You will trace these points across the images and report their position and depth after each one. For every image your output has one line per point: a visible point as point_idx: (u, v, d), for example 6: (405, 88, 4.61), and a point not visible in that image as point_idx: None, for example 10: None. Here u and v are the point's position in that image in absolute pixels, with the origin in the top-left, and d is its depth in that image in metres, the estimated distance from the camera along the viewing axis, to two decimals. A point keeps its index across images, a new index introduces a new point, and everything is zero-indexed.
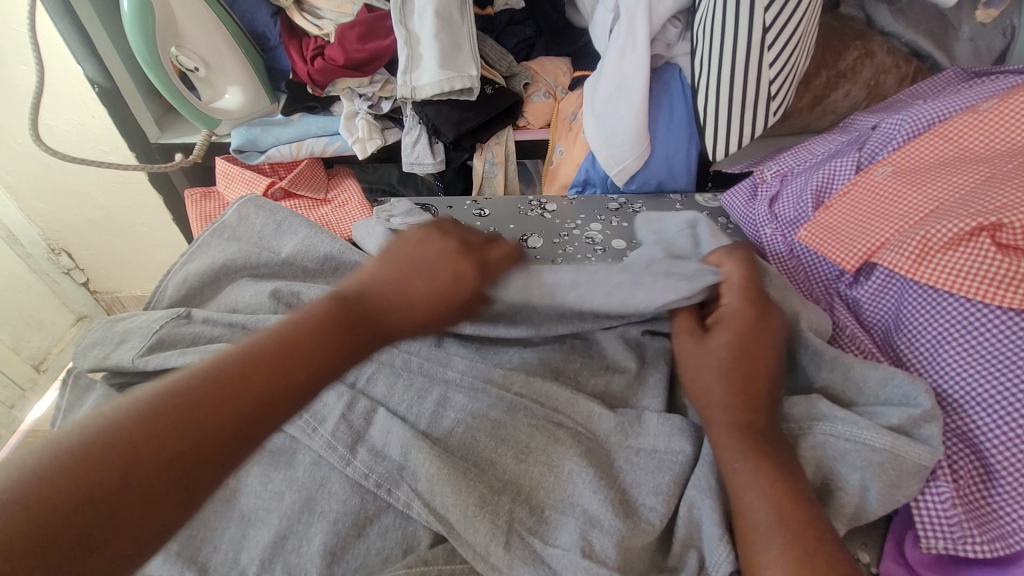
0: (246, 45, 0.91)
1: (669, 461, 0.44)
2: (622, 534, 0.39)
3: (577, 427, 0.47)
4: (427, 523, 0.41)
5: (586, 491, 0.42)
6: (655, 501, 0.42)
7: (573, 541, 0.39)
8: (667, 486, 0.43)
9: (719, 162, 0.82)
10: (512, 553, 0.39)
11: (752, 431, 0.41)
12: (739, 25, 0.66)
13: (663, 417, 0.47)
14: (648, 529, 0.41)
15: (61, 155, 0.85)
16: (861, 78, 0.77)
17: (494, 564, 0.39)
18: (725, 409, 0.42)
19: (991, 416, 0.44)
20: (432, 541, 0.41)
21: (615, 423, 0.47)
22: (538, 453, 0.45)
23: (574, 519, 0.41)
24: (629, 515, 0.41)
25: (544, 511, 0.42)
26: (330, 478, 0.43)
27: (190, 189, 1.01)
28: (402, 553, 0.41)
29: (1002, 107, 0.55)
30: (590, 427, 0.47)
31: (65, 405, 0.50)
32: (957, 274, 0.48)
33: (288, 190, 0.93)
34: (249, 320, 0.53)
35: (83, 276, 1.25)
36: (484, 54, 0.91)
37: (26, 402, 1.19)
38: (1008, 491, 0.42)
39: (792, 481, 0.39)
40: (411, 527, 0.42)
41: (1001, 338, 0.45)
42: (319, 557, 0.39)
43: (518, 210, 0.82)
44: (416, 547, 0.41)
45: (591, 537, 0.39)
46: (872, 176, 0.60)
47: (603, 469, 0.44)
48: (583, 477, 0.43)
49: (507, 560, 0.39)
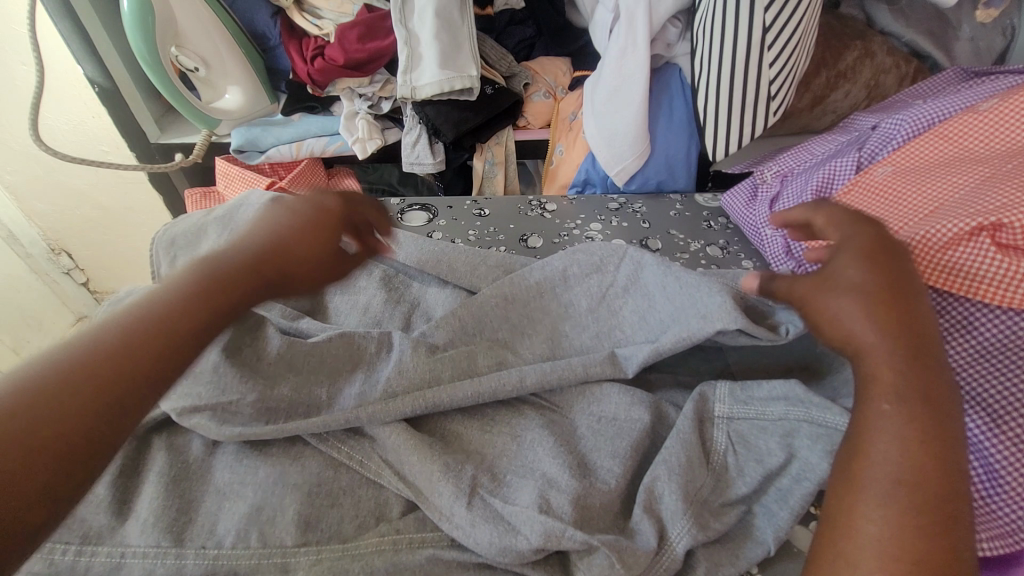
0: (246, 46, 0.91)
1: (629, 427, 0.47)
2: (576, 492, 0.42)
3: (543, 403, 0.50)
4: (398, 492, 0.44)
5: (545, 459, 0.45)
6: (611, 462, 0.45)
7: (531, 499, 0.41)
8: (624, 450, 0.46)
9: (719, 162, 0.82)
10: (474, 512, 0.41)
11: (917, 442, 0.32)
12: (739, 26, 0.66)
13: (624, 387, 0.49)
14: (604, 487, 0.43)
15: (60, 156, 0.84)
16: (860, 78, 0.77)
17: (458, 524, 0.41)
18: (886, 404, 0.34)
19: (990, 416, 0.44)
20: (403, 509, 0.44)
21: (578, 394, 0.50)
22: (502, 424, 0.49)
23: (534, 482, 0.43)
24: (584, 475, 0.44)
25: (503, 475, 0.44)
26: (303, 453, 0.45)
27: (190, 189, 1.00)
28: (375, 521, 0.43)
29: (1002, 107, 0.55)
30: (552, 399, 0.50)
31: None
32: (956, 274, 0.48)
33: (288, 190, 0.94)
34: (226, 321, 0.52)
35: (83, 276, 1.22)
36: (484, 54, 0.91)
37: None
38: (1005, 492, 0.42)
39: (934, 514, 0.30)
40: (383, 497, 0.44)
41: (1000, 337, 0.46)
42: (294, 526, 0.40)
43: (518, 209, 0.83)
44: (389, 514, 0.43)
45: (548, 495, 0.41)
46: (871, 175, 0.60)
47: (563, 438, 0.47)
48: (542, 445, 0.46)
49: (469, 518, 0.41)
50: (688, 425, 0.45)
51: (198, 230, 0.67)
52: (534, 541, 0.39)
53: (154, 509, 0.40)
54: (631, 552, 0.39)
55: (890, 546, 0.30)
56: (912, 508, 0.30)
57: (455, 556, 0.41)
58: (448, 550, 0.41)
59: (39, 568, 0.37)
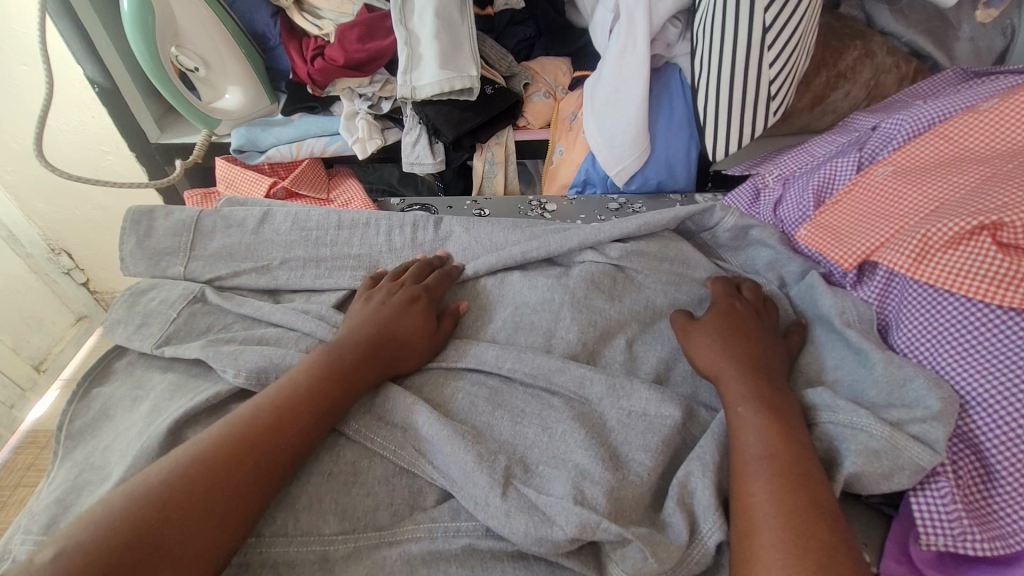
0: (246, 46, 0.91)
1: (659, 423, 0.49)
2: (611, 485, 0.44)
3: (568, 394, 0.52)
4: (432, 480, 0.48)
5: (578, 452, 0.47)
6: (643, 456, 0.47)
7: (565, 491, 0.44)
8: (655, 444, 0.48)
9: (720, 162, 0.85)
10: (509, 503, 0.44)
11: (782, 463, 0.42)
12: (739, 25, 0.66)
13: (652, 386, 0.51)
14: (635, 480, 0.46)
15: (60, 171, 0.85)
16: (861, 78, 0.77)
17: (494, 514, 0.43)
18: (750, 407, 0.46)
19: (991, 416, 0.45)
20: (437, 498, 0.47)
21: (607, 388, 0.52)
22: (532, 415, 0.51)
23: (568, 474, 0.45)
24: (616, 468, 0.46)
25: (536, 468, 0.47)
26: (338, 442, 0.49)
27: (190, 189, 1.03)
28: (408, 508, 0.47)
29: (1003, 106, 0.55)
30: (582, 393, 0.52)
31: (95, 418, 0.55)
32: (958, 273, 0.48)
33: (291, 190, 0.94)
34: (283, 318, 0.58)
35: (84, 276, 1.23)
36: (484, 54, 0.91)
37: (26, 403, 1.13)
38: (1009, 492, 0.43)
39: (809, 504, 0.40)
40: (417, 485, 0.48)
41: (1002, 337, 0.46)
42: (332, 514, 0.45)
43: (519, 210, 0.84)
44: (423, 502, 0.47)
45: (583, 488, 0.44)
46: (872, 176, 0.60)
47: (594, 432, 0.49)
48: (573, 439, 0.48)
49: (504, 509, 0.43)
50: (721, 427, 0.48)
51: (213, 230, 0.67)
52: (569, 531, 0.41)
53: None
54: (664, 545, 0.42)
55: (792, 532, 0.38)
56: (788, 480, 0.41)
57: (490, 546, 0.44)
58: (483, 539, 0.44)
59: None
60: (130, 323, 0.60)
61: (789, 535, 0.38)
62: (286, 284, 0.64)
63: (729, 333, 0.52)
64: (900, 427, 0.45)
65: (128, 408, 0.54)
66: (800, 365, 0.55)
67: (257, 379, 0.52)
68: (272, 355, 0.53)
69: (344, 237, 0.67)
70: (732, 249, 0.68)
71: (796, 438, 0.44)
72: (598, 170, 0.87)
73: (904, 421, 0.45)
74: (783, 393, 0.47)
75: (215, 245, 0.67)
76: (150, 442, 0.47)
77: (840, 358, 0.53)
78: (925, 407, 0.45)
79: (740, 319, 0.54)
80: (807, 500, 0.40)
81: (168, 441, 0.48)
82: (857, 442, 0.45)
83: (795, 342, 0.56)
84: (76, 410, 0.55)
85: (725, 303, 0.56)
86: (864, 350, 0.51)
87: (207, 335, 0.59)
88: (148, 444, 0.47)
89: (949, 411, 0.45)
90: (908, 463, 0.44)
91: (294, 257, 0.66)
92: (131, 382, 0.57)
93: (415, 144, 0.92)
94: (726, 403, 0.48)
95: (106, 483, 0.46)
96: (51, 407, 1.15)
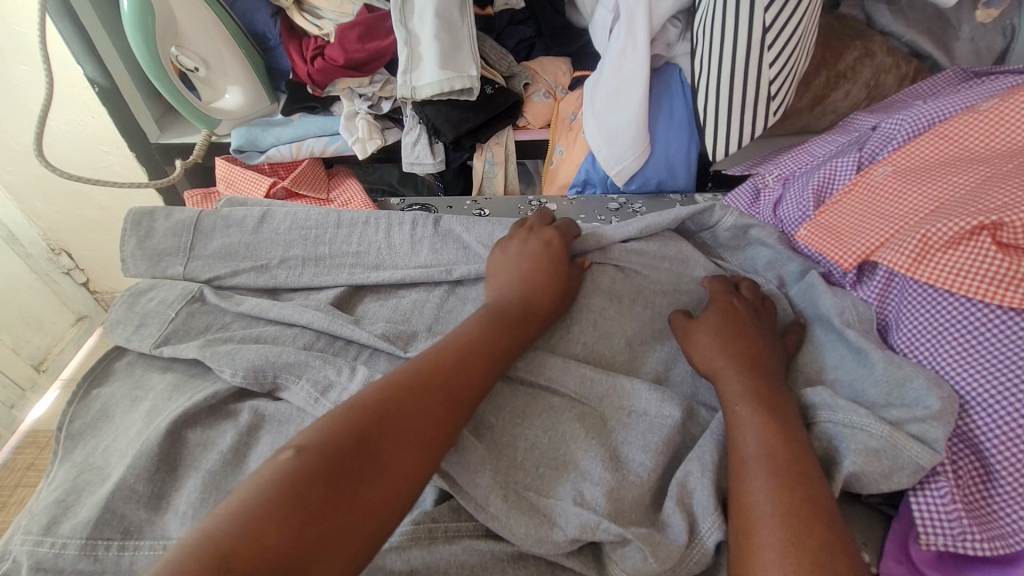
0: (247, 46, 0.91)
1: (659, 423, 0.49)
2: (611, 485, 0.44)
3: (570, 395, 0.52)
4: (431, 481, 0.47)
5: (576, 453, 0.47)
6: (643, 456, 0.47)
7: (566, 493, 0.44)
8: (655, 445, 0.48)
9: (720, 162, 0.85)
10: (508, 504, 0.44)
11: (781, 462, 0.42)
12: (739, 26, 0.66)
13: (652, 387, 0.52)
14: (634, 480, 0.46)
15: (60, 172, 0.85)
16: (861, 78, 0.77)
17: (493, 515, 0.44)
18: (748, 406, 0.46)
19: (991, 416, 0.45)
20: (438, 500, 0.48)
21: (608, 388, 0.52)
22: (534, 417, 0.50)
23: (569, 476, 0.46)
24: (615, 470, 0.46)
25: (536, 469, 0.47)
26: None
27: (190, 189, 1.04)
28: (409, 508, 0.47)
29: (1002, 106, 0.55)
30: (582, 393, 0.52)
31: (94, 419, 0.55)
32: (957, 273, 0.48)
33: (291, 190, 0.94)
34: (283, 318, 0.59)
35: (83, 276, 1.23)
36: (484, 54, 0.91)
37: (26, 403, 1.13)
38: (1008, 492, 0.43)
39: (808, 503, 0.39)
40: None
41: (1001, 338, 0.46)
42: None
43: (519, 210, 0.84)
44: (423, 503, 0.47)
45: (582, 490, 0.45)
46: (872, 175, 0.60)
47: (593, 433, 0.49)
48: (574, 441, 0.48)
49: (505, 510, 0.43)
50: (720, 427, 0.48)
51: (213, 230, 0.67)
52: (570, 532, 0.42)
53: (191, 501, 0.44)
54: (664, 546, 0.42)
55: (790, 531, 0.38)
56: (787, 480, 0.41)
57: (489, 547, 0.44)
58: (482, 540, 0.44)
59: (83, 565, 0.41)
60: (130, 324, 0.60)
61: (787, 534, 0.38)
62: (287, 283, 0.64)
63: (729, 330, 0.53)
64: (900, 427, 0.46)
65: (128, 408, 0.55)
66: (799, 365, 0.55)
67: (257, 380, 0.52)
68: (273, 355, 0.53)
69: (344, 235, 0.67)
70: (732, 249, 0.68)
71: (796, 437, 0.44)
72: (598, 170, 0.87)
73: (903, 421, 0.46)
74: (782, 392, 0.48)
75: (215, 245, 0.67)
76: (149, 442, 0.47)
77: (839, 358, 0.53)
78: (924, 406, 0.45)
79: (739, 316, 0.54)
80: (805, 499, 0.40)
81: (167, 441, 0.48)
82: (856, 443, 0.45)
83: (794, 344, 0.56)
84: (76, 411, 0.55)
85: (724, 300, 0.56)
86: (864, 350, 0.51)
87: (205, 334, 0.59)
88: (149, 444, 0.47)
89: (948, 411, 0.45)
90: (907, 463, 0.44)
91: (295, 257, 0.66)
92: (131, 383, 0.57)
93: (415, 144, 0.92)
94: (723, 403, 0.48)
95: (106, 484, 0.46)
96: (51, 407, 1.15)
